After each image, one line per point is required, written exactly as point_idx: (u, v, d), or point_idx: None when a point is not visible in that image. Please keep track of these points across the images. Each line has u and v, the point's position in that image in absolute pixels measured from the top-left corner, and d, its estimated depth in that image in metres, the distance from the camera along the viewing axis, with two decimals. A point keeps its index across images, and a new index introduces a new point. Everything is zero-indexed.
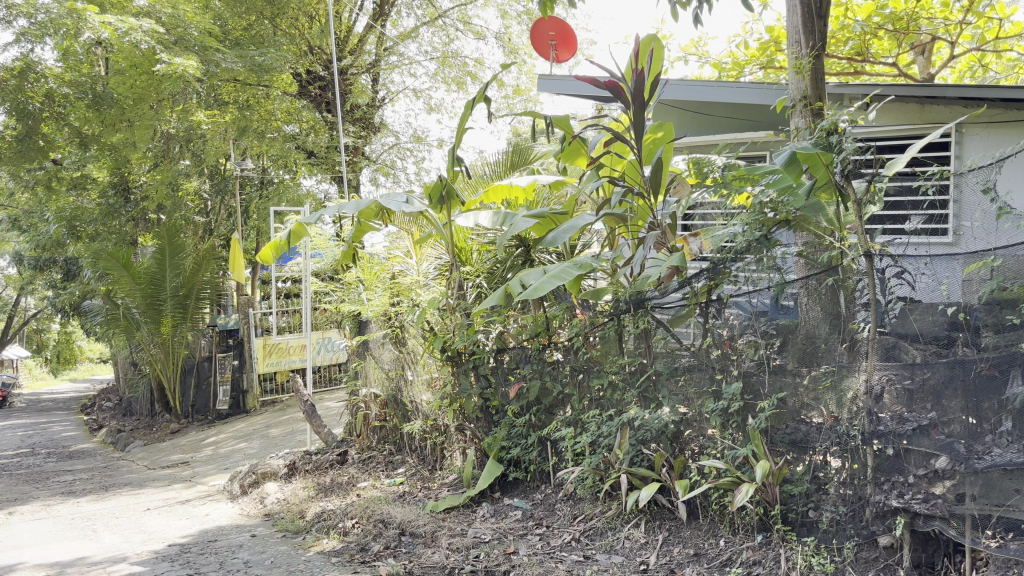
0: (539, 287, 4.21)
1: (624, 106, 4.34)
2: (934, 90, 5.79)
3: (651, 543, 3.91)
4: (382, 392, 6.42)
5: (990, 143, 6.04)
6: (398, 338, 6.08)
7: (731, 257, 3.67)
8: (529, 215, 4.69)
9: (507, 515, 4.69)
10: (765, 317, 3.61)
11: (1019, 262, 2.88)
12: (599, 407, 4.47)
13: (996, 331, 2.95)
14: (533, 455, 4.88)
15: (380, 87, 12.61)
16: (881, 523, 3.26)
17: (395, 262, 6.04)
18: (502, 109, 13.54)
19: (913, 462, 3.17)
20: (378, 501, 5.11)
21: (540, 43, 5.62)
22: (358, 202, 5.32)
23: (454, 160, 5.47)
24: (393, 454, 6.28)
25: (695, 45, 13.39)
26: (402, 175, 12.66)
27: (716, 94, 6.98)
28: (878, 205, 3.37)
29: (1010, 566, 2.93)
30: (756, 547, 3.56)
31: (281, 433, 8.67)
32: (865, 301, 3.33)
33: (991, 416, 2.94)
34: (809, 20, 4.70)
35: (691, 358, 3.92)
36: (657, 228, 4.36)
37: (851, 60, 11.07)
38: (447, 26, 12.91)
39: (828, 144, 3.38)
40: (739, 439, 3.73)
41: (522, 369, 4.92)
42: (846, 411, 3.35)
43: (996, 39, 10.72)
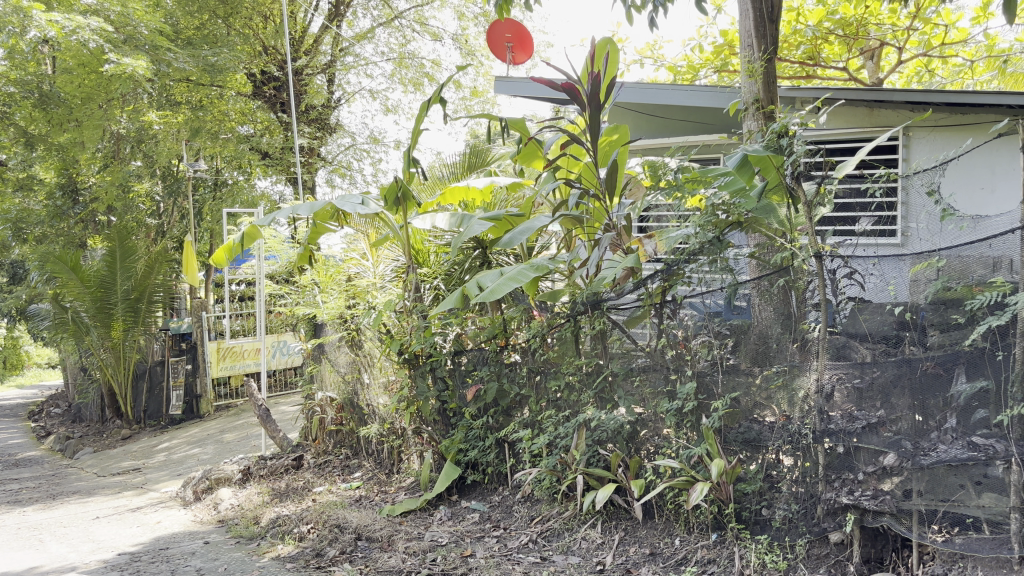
0: (496, 290, 4.20)
1: (579, 108, 4.34)
2: (883, 94, 5.92)
3: (607, 543, 3.93)
4: (338, 395, 6.37)
5: (937, 146, 6.19)
6: (354, 341, 6.03)
7: (685, 258, 3.71)
8: (485, 218, 4.69)
9: (464, 518, 4.68)
10: (718, 317, 3.66)
11: (963, 262, 2.95)
12: (556, 408, 4.49)
13: (941, 330, 3.02)
14: (491, 457, 4.89)
15: (335, 88, 12.50)
16: (832, 520, 3.31)
17: (350, 265, 6.00)
18: (460, 111, 13.54)
19: (862, 459, 3.23)
20: (334, 506, 5.07)
21: (496, 45, 5.61)
22: (313, 203, 5.26)
23: (410, 161, 5.43)
24: (349, 459, 6.23)
25: (650, 48, 13.53)
26: (359, 177, 12.58)
27: (670, 97, 7.05)
28: (828, 207, 3.40)
29: (955, 560, 2.99)
30: (710, 546, 3.60)
31: (235, 438, 8.56)
32: (814, 301, 3.38)
33: (936, 413, 3.01)
34: (761, 24, 4.80)
35: (647, 359, 3.96)
36: (612, 230, 4.38)
37: (803, 64, 11.30)
38: (403, 27, 12.84)
39: (779, 147, 3.41)
40: (694, 439, 3.76)
41: (479, 371, 4.91)
42: (797, 410, 3.40)
43: (942, 45, 11.01)
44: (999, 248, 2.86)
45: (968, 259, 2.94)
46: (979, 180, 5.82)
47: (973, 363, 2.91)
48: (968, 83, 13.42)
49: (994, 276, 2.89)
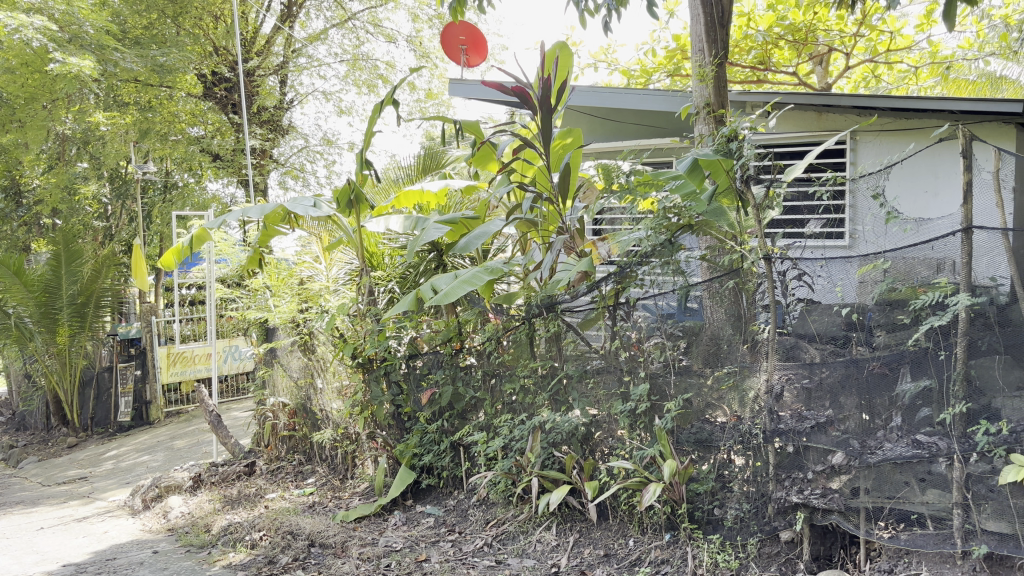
0: (450, 293, 4.17)
1: (531, 112, 4.36)
2: (831, 99, 6.02)
3: (562, 545, 3.93)
4: (291, 401, 6.30)
5: (883, 150, 6.31)
6: (307, 345, 5.95)
7: (637, 260, 3.75)
8: (440, 222, 4.66)
9: (419, 523, 4.65)
10: (671, 319, 3.69)
11: (908, 264, 3.03)
12: (511, 412, 4.48)
13: (888, 330, 3.09)
14: (446, 461, 4.87)
15: (288, 89, 12.35)
16: (782, 519, 3.36)
17: (303, 268, 5.95)
18: (414, 113, 13.49)
19: (811, 458, 3.28)
20: (287, 512, 5.00)
21: (451, 47, 5.58)
22: (263, 206, 5.16)
23: (363, 163, 5.38)
24: (302, 465, 6.16)
25: (604, 52, 13.65)
26: (312, 179, 12.47)
27: (624, 101, 7.08)
28: (777, 210, 3.44)
29: (901, 555, 3.09)
30: (664, 546, 3.63)
31: (186, 445, 8.42)
32: (764, 303, 3.42)
33: (882, 412, 3.07)
34: (712, 29, 4.85)
35: (601, 361, 3.98)
36: (566, 233, 4.41)
37: (754, 68, 11.54)
38: (356, 28, 12.76)
39: (729, 151, 3.45)
40: (646, 439, 3.79)
41: (434, 375, 4.87)
42: (748, 410, 3.45)
43: (888, 51, 11.30)
44: (942, 250, 2.95)
45: (912, 261, 3.02)
46: (922, 184, 5.95)
47: (917, 363, 2.99)
48: (913, 88, 13.75)
49: (938, 278, 2.97)
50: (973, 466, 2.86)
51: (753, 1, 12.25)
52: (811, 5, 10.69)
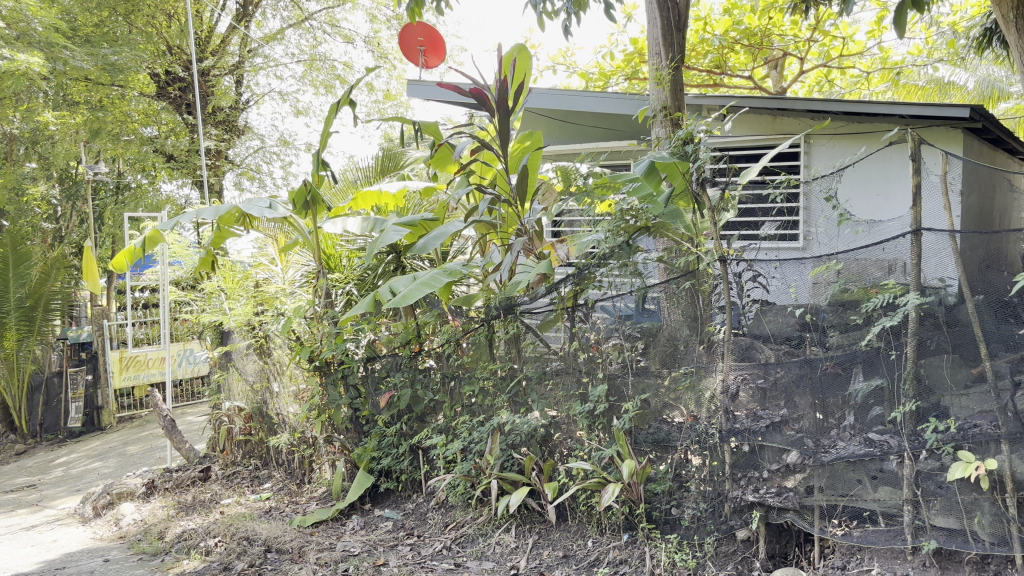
0: (409, 295, 4.14)
1: (488, 114, 4.34)
2: (786, 103, 6.09)
3: (521, 547, 3.93)
4: (247, 405, 6.21)
5: (835, 153, 6.41)
6: (263, 348, 5.86)
7: (596, 262, 3.76)
8: (398, 224, 4.63)
9: (377, 527, 4.61)
10: (629, 320, 3.71)
11: (860, 265, 3.08)
12: (470, 413, 4.46)
13: (841, 331, 3.14)
14: (405, 464, 4.83)
15: (244, 90, 12.17)
16: (738, 518, 3.40)
17: (258, 270, 5.86)
18: (372, 114, 13.42)
19: (766, 457, 3.32)
20: (243, 518, 4.93)
21: (409, 48, 5.52)
22: (218, 207, 5.08)
23: (320, 164, 5.32)
24: (258, 469, 6.09)
25: (563, 54, 13.73)
26: (268, 180, 12.33)
27: (582, 103, 7.11)
28: (732, 212, 3.47)
29: (854, 552, 3.14)
30: (622, 547, 3.64)
31: (140, 450, 8.28)
32: (719, 304, 3.45)
33: (836, 411, 3.11)
34: (668, 32, 4.89)
35: (559, 363, 3.99)
36: (525, 235, 4.41)
37: (710, 72, 11.68)
38: (314, 28, 12.66)
39: (684, 154, 3.46)
40: (604, 440, 3.80)
41: (392, 377, 4.82)
42: (704, 411, 3.47)
43: (841, 56, 11.50)
44: (892, 251, 3.00)
45: (865, 262, 3.07)
46: (874, 188, 6.06)
47: (869, 363, 3.03)
48: (865, 93, 14.04)
49: (889, 279, 3.02)
50: (922, 464, 2.92)
51: (709, 6, 12.40)
52: (765, 9, 10.84)
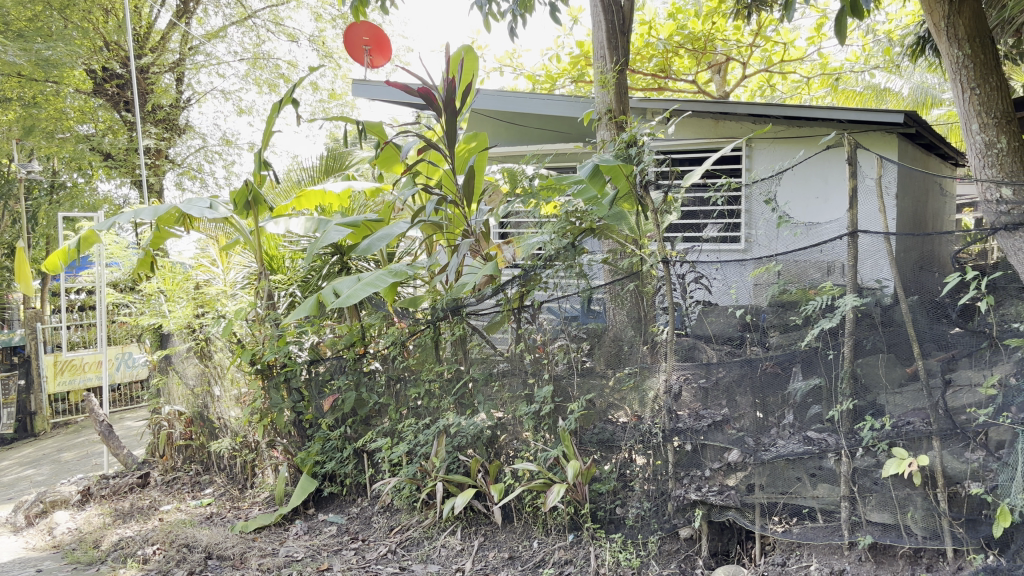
0: (352, 296, 4.10)
1: (436, 114, 4.31)
2: (729, 107, 6.18)
3: (467, 549, 3.90)
4: (187, 409, 6.08)
5: (776, 157, 6.52)
6: (203, 351, 5.74)
7: (542, 264, 3.76)
8: (342, 224, 4.57)
9: (321, 532, 4.55)
10: (575, 321, 3.73)
11: (800, 267, 3.12)
12: (416, 416, 4.42)
13: (781, 331, 3.18)
14: (349, 469, 4.78)
15: (184, 88, 11.88)
16: (681, 516, 3.45)
17: (199, 271, 5.75)
18: (317, 113, 13.28)
19: (709, 456, 3.38)
20: (182, 524, 4.82)
21: (354, 47, 5.43)
22: (157, 207, 4.96)
23: (262, 164, 5.22)
24: (199, 475, 5.97)
25: (509, 57, 13.75)
26: (210, 180, 12.09)
27: (528, 106, 7.12)
28: (675, 214, 3.51)
29: (793, 548, 3.21)
30: (567, 547, 3.64)
31: (75, 457, 8.06)
32: (662, 305, 3.47)
33: (776, 410, 3.16)
34: (612, 36, 4.94)
35: (506, 365, 3.98)
36: (471, 236, 4.40)
37: (655, 76, 11.82)
38: (257, 27, 12.48)
39: (628, 156, 3.48)
40: (550, 440, 3.81)
41: (336, 380, 4.75)
42: (648, 410, 3.51)
43: (782, 62, 11.73)
44: (831, 253, 3.05)
45: (804, 264, 3.11)
46: (811, 191, 6.20)
47: (807, 362, 3.08)
48: (805, 97, 14.36)
49: (827, 280, 3.07)
50: (859, 461, 3.00)
51: (654, 11, 12.55)
52: (708, 15, 11.00)
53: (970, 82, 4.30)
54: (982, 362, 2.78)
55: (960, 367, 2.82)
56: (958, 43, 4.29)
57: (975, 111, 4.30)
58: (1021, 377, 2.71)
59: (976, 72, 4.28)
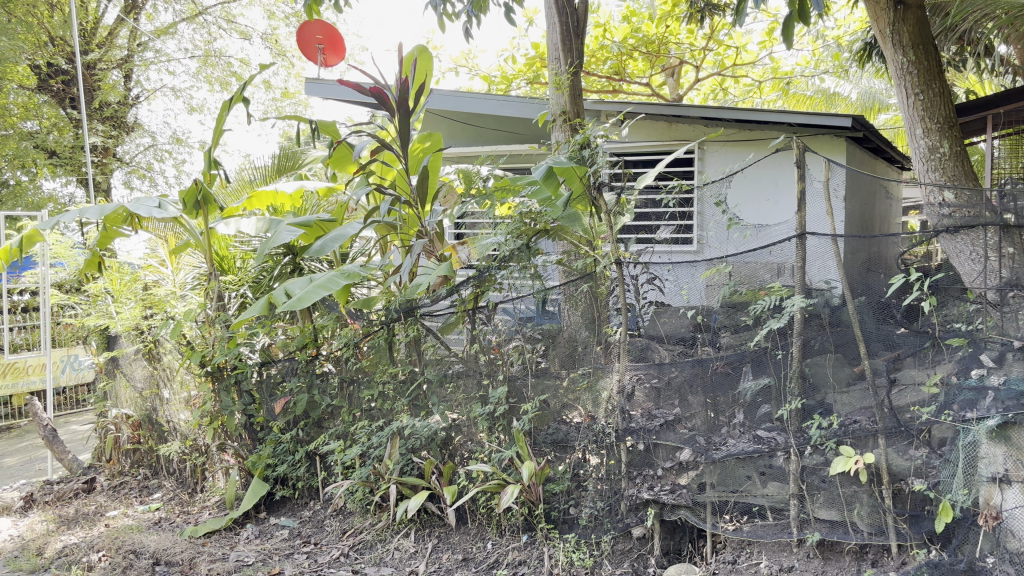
0: (304, 298, 4.04)
1: (388, 114, 4.28)
2: (682, 110, 6.24)
3: (420, 552, 3.87)
4: (135, 412, 5.94)
5: (727, 159, 6.61)
6: (151, 353, 5.62)
7: (496, 264, 3.74)
8: (295, 225, 4.52)
9: (273, 535, 4.48)
10: (530, 322, 3.72)
11: (750, 268, 3.15)
12: (369, 418, 4.38)
13: (732, 331, 3.20)
14: (301, 472, 4.73)
15: (133, 85, 11.59)
16: (634, 516, 3.51)
17: (148, 272, 5.62)
18: (270, 112, 13.16)
19: (661, 455, 3.41)
20: (129, 530, 4.72)
21: (307, 46, 5.36)
22: (102, 206, 4.83)
23: (212, 163, 5.13)
24: (148, 479, 5.86)
25: (465, 57, 13.74)
26: (160, 178, 11.87)
27: (483, 106, 7.12)
28: (628, 216, 3.53)
29: (744, 546, 3.26)
30: (521, 547, 3.64)
31: (17, 462, 7.85)
32: (617, 306, 3.52)
33: (726, 409, 3.16)
34: (567, 38, 4.96)
35: (460, 365, 3.96)
36: (426, 237, 4.39)
37: (610, 78, 11.92)
38: (208, 23, 12.32)
39: (582, 158, 3.48)
40: (505, 441, 3.80)
41: (288, 383, 4.68)
42: (602, 411, 3.53)
43: (734, 66, 11.91)
44: (779, 255, 3.08)
45: (754, 266, 3.14)
46: (760, 194, 6.29)
47: (757, 362, 3.11)
48: (756, 101, 14.60)
49: (777, 281, 3.11)
50: (807, 459, 3.06)
51: (608, 13, 12.65)
52: (662, 18, 11.13)
53: (914, 88, 4.40)
54: (926, 361, 2.87)
55: (904, 367, 2.90)
56: (902, 50, 4.39)
57: (919, 116, 4.40)
58: (962, 376, 2.81)
59: (920, 78, 4.39)
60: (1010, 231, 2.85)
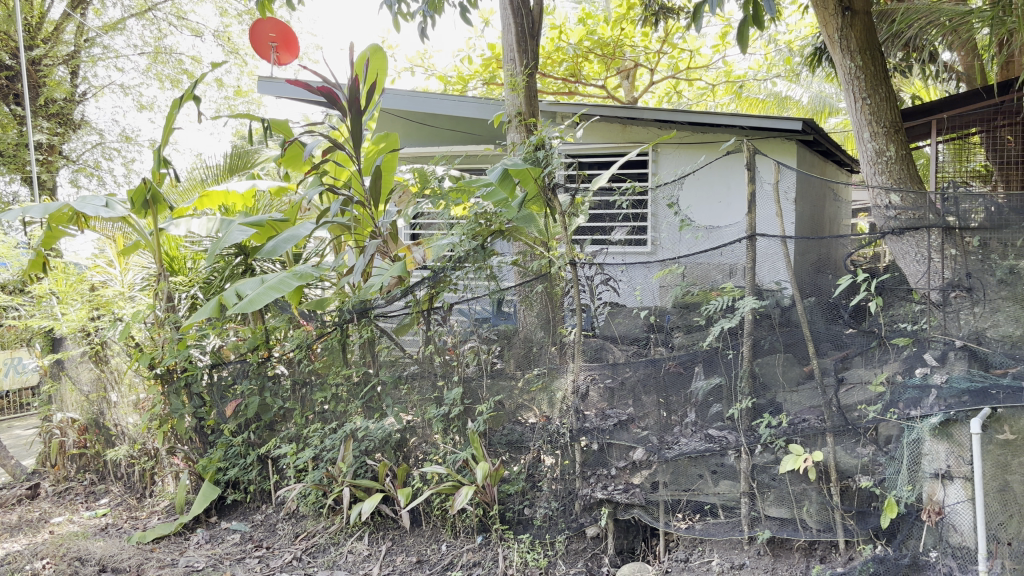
0: (255, 300, 3.98)
1: (340, 114, 4.25)
2: (636, 112, 6.29)
3: (374, 554, 3.84)
4: (81, 416, 5.80)
5: (680, 162, 6.67)
6: (98, 356, 5.50)
7: (452, 265, 3.72)
8: (246, 224, 4.45)
9: (224, 540, 4.41)
10: (487, 323, 3.72)
11: (702, 269, 3.19)
12: (323, 421, 4.33)
13: (685, 331, 3.25)
14: (253, 475, 4.66)
15: (80, 82, 11.29)
16: (588, 515, 3.51)
17: (95, 273, 5.47)
18: (222, 110, 13.08)
19: (614, 455, 3.44)
20: (74, 537, 4.60)
21: (259, 45, 5.28)
22: (46, 204, 4.70)
23: (161, 162, 5.03)
24: (94, 484, 5.73)
25: (421, 57, 13.70)
26: (108, 177, 11.56)
27: (438, 106, 7.10)
28: (583, 217, 3.56)
29: (696, 543, 3.32)
30: (475, 549, 3.63)
31: None
32: (571, 307, 3.52)
33: (678, 408, 3.19)
34: (522, 39, 4.95)
35: (415, 366, 3.94)
36: (380, 237, 4.37)
37: (566, 80, 11.99)
38: (158, 19, 12.12)
39: (537, 159, 3.46)
40: (459, 443, 3.79)
41: (239, 385, 4.60)
42: (556, 411, 3.53)
43: (689, 69, 12.06)
44: (730, 257, 3.12)
45: (705, 267, 3.19)
46: (712, 195, 6.35)
47: (709, 361, 3.15)
48: (710, 104, 14.78)
49: (728, 282, 3.13)
50: (758, 457, 3.10)
51: (563, 15, 12.72)
52: (618, 20, 11.22)
53: (862, 92, 4.49)
54: (873, 360, 2.93)
55: (852, 366, 2.95)
56: (851, 55, 4.48)
57: (867, 120, 4.48)
58: (907, 374, 2.88)
59: (867, 83, 4.47)
60: (952, 232, 2.92)
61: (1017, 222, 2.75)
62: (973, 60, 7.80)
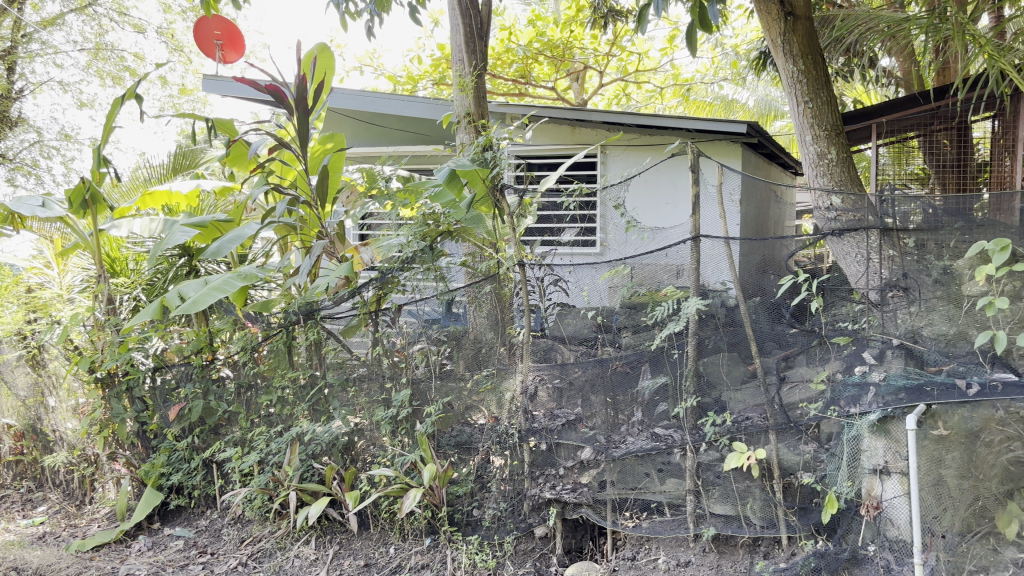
0: (198, 301, 3.90)
1: (287, 113, 4.19)
2: (584, 114, 6.34)
3: (321, 558, 3.80)
4: (17, 422, 5.61)
5: (628, 163, 6.73)
6: (35, 359, 5.34)
7: (399, 266, 3.70)
8: (189, 224, 4.37)
9: (167, 547, 4.32)
10: (436, 324, 3.69)
11: (650, 270, 3.21)
12: (268, 424, 4.26)
13: (633, 331, 3.26)
14: (198, 480, 4.58)
15: (16, 78, 10.98)
16: (536, 515, 3.53)
17: (31, 274, 5.29)
18: (166, 108, 12.96)
19: (562, 454, 3.47)
20: (10, 546, 4.47)
21: (204, 42, 5.18)
22: None
23: (101, 160, 4.90)
24: (32, 492, 5.57)
25: (371, 57, 13.59)
26: (46, 176, 11.24)
27: (387, 106, 7.04)
28: (531, 217, 3.56)
29: (643, 542, 3.34)
30: (423, 551, 3.62)
31: None
32: (520, 307, 3.56)
33: (625, 408, 3.22)
34: (470, 39, 4.95)
35: (364, 369, 3.91)
36: (326, 238, 4.32)
37: (516, 81, 12.02)
38: (99, 15, 11.71)
39: (485, 160, 3.49)
40: (408, 445, 3.76)
41: (182, 388, 4.51)
42: (505, 411, 3.54)
43: (637, 71, 12.17)
44: (676, 257, 3.16)
45: (650, 267, 3.21)
46: (657, 199, 6.44)
47: (655, 361, 3.18)
48: (658, 105, 14.94)
49: (674, 283, 3.16)
50: (703, 455, 3.15)
51: (514, 17, 12.75)
52: (567, 23, 11.29)
53: (804, 96, 4.57)
54: (815, 359, 2.96)
55: (795, 365, 2.99)
56: (793, 59, 4.56)
57: (809, 123, 4.57)
58: (846, 373, 2.92)
59: (809, 87, 4.56)
60: (889, 233, 2.99)
61: (950, 223, 2.84)
62: (910, 65, 7.99)
